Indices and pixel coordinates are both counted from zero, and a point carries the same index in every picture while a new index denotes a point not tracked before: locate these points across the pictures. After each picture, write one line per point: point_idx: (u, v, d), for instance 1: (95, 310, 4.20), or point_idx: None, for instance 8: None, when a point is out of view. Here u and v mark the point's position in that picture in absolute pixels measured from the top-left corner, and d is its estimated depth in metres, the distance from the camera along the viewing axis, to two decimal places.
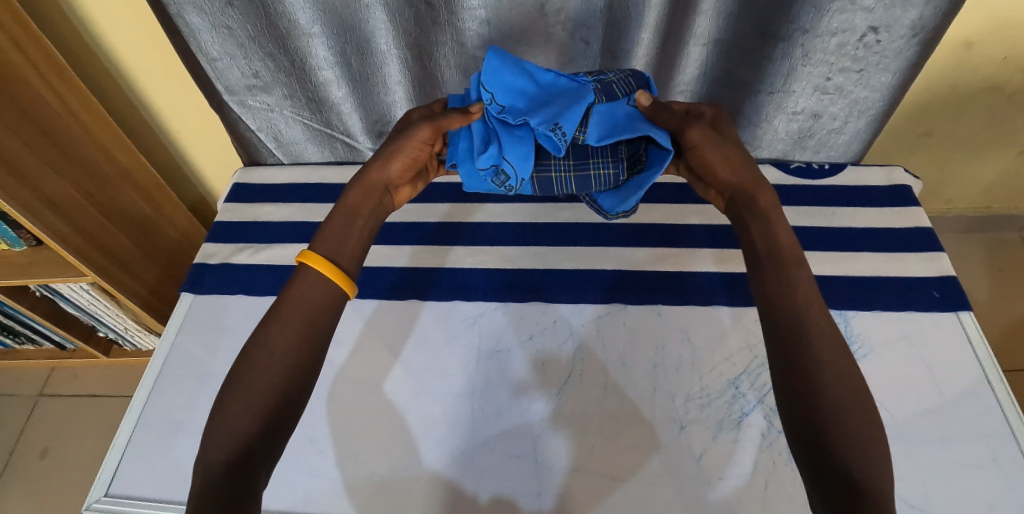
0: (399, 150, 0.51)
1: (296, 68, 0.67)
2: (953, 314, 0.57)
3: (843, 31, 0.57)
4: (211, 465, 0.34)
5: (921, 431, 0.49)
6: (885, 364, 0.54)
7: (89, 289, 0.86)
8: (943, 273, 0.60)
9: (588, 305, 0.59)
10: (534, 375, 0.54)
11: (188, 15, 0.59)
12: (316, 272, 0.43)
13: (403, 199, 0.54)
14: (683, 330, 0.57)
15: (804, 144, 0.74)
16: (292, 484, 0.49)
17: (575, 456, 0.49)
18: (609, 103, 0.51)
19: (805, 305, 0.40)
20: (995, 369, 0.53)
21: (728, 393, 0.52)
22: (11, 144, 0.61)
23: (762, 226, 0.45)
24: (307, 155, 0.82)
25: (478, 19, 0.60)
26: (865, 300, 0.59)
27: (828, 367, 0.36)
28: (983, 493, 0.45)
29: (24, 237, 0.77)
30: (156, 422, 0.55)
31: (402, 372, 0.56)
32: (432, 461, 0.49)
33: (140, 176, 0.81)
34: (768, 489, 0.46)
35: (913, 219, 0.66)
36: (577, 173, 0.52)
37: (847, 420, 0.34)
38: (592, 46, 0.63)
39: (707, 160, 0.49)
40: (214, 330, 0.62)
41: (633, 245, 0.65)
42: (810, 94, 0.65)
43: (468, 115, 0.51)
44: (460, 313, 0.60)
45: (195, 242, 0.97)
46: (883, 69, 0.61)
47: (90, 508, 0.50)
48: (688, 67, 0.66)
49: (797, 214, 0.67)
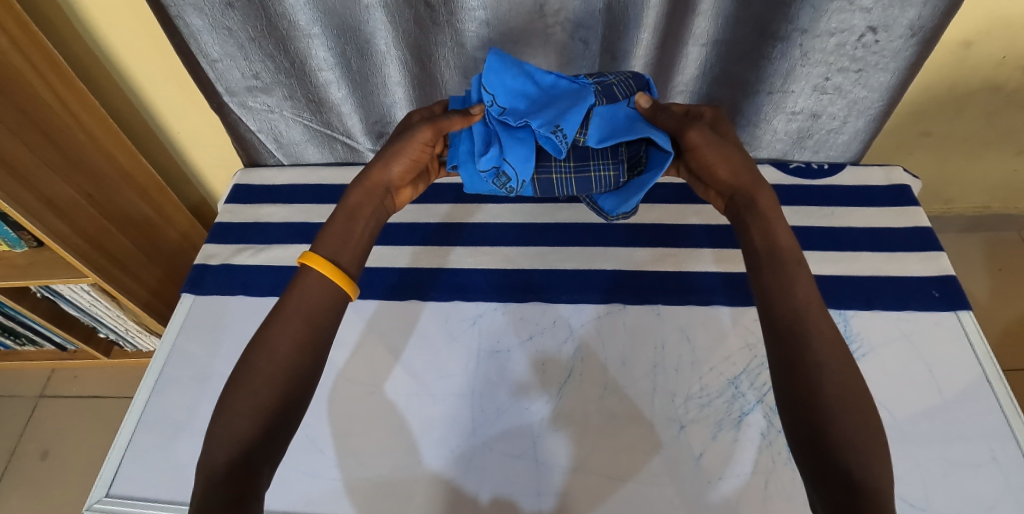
0: (400, 151, 0.51)
1: (297, 70, 0.67)
2: (952, 313, 0.57)
3: (842, 31, 0.57)
4: (213, 466, 0.35)
5: (921, 431, 0.49)
6: (885, 364, 0.54)
7: (90, 291, 0.86)
8: (942, 272, 0.60)
9: (588, 305, 0.59)
10: (534, 375, 0.54)
11: (189, 17, 0.59)
12: (317, 273, 0.44)
13: (403, 201, 0.54)
14: (683, 330, 0.57)
15: (803, 144, 0.74)
16: (292, 485, 0.49)
17: (575, 455, 0.49)
18: (609, 105, 0.51)
19: (804, 305, 0.40)
20: (995, 370, 0.53)
21: (728, 393, 0.52)
22: (11, 145, 0.61)
23: (762, 227, 0.45)
24: (307, 156, 0.82)
25: (478, 20, 0.60)
26: (865, 300, 0.59)
27: (828, 366, 0.37)
28: (982, 492, 0.45)
29: (25, 238, 0.77)
30: (156, 423, 0.55)
31: (403, 372, 0.56)
32: (433, 462, 0.49)
33: (140, 177, 0.81)
34: (768, 489, 0.46)
35: (912, 219, 0.66)
36: (578, 175, 0.52)
37: (847, 419, 0.34)
38: (591, 46, 0.63)
39: (706, 161, 0.50)
40: (214, 331, 0.62)
41: (633, 245, 0.65)
42: (809, 94, 0.65)
43: (469, 117, 0.51)
44: (460, 313, 0.60)
45: (195, 243, 0.97)
46: (882, 69, 0.61)
47: (90, 508, 0.50)
48: (687, 67, 0.66)
49: (797, 214, 0.68)
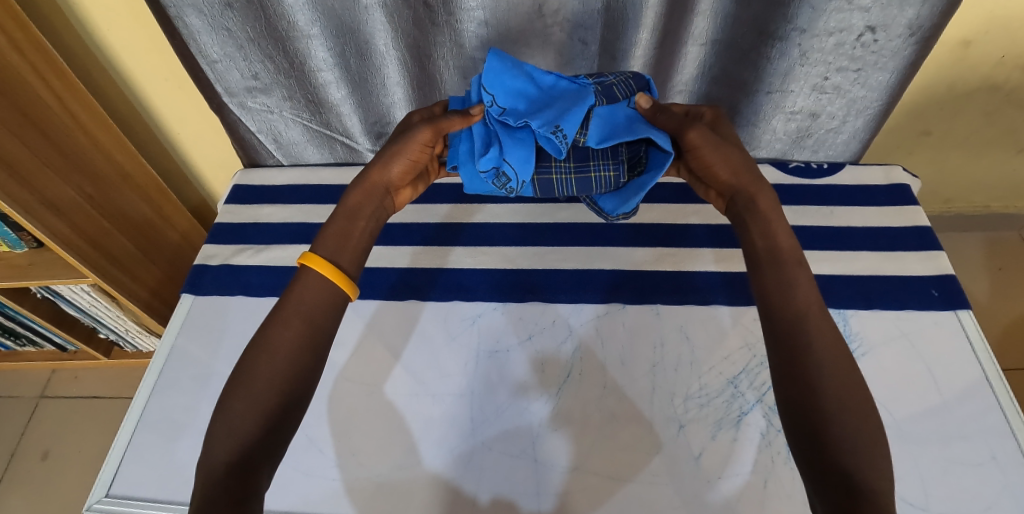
0: (400, 152, 0.51)
1: (296, 70, 0.67)
2: (952, 313, 0.57)
3: (840, 31, 0.57)
4: (213, 466, 0.35)
5: (921, 430, 0.49)
6: (884, 363, 0.54)
7: (90, 291, 0.87)
8: (942, 272, 0.60)
9: (587, 305, 0.59)
10: (534, 375, 0.54)
11: (188, 17, 0.59)
12: (317, 273, 0.44)
13: (403, 201, 0.55)
14: (682, 330, 0.57)
15: (803, 143, 0.74)
16: (292, 484, 0.49)
17: (575, 455, 0.49)
18: (609, 106, 0.51)
19: (804, 305, 0.40)
20: (995, 369, 0.53)
21: (727, 392, 0.52)
22: (11, 146, 0.61)
23: (762, 227, 0.45)
24: (307, 156, 0.82)
25: (477, 20, 0.60)
26: (864, 299, 0.59)
27: (827, 366, 0.37)
28: (982, 491, 0.45)
29: (25, 238, 0.77)
30: (156, 424, 0.55)
31: (403, 372, 0.56)
32: (433, 462, 0.49)
33: (140, 177, 0.81)
34: (767, 488, 0.46)
35: (912, 218, 0.66)
36: (578, 175, 0.52)
37: (846, 418, 0.34)
38: (590, 46, 0.63)
39: (706, 161, 0.50)
40: (215, 331, 0.62)
41: (632, 245, 0.65)
42: (808, 93, 0.65)
43: (468, 117, 0.51)
44: (459, 313, 0.60)
45: (195, 243, 0.97)
46: (880, 68, 0.61)
47: (90, 508, 0.50)
48: (686, 67, 0.66)
49: (796, 214, 0.68)
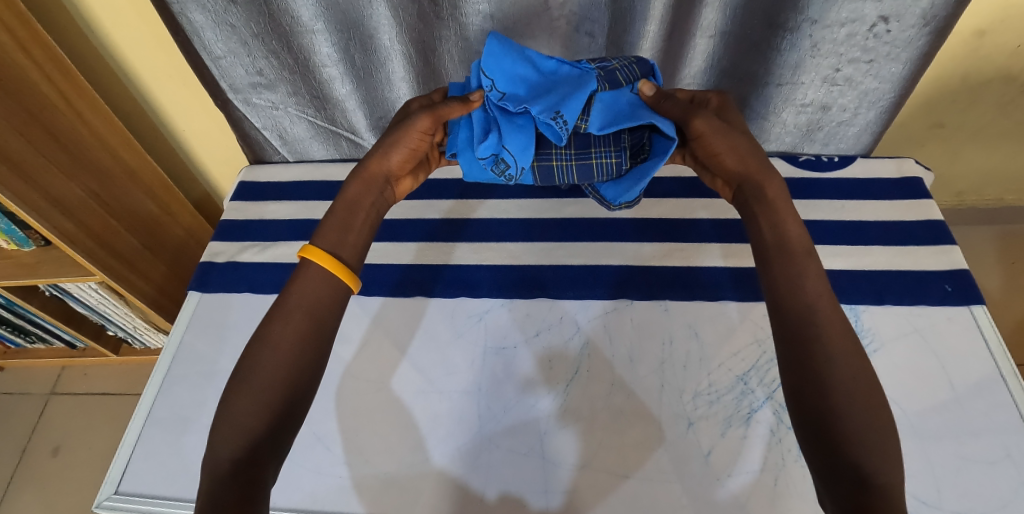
0: (399, 140, 0.51)
1: (299, 65, 0.66)
2: (965, 307, 0.56)
3: (853, 21, 0.56)
4: (218, 461, 0.35)
5: (934, 427, 0.48)
6: (896, 358, 0.53)
7: (98, 289, 0.87)
8: (955, 266, 0.59)
9: (594, 302, 0.59)
10: (540, 371, 0.54)
11: (191, 13, 0.59)
12: (316, 266, 0.43)
13: (403, 190, 0.54)
14: (690, 325, 0.56)
15: (813, 136, 0.72)
16: (299, 482, 0.49)
17: (583, 453, 0.48)
18: (612, 91, 0.50)
19: (813, 299, 0.39)
20: (1007, 361, 0.52)
21: (737, 389, 0.51)
22: (15, 143, 0.61)
23: (770, 217, 0.45)
24: (311, 152, 0.82)
25: (481, 14, 0.59)
26: (876, 294, 0.58)
27: (837, 360, 0.36)
28: (997, 490, 0.44)
29: (32, 237, 0.78)
30: (166, 419, 0.55)
31: (410, 368, 0.56)
32: (440, 458, 0.49)
33: (145, 174, 0.81)
34: (777, 487, 0.46)
35: (924, 211, 0.65)
36: (578, 162, 0.51)
37: (857, 414, 0.34)
38: (596, 39, 0.63)
39: (712, 149, 0.49)
40: (221, 329, 0.62)
41: (639, 241, 0.64)
42: (819, 85, 0.64)
43: (468, 103, 0.50)
44: (465, 310, 0.60)
45: (201, 241, 0.97)
46: (894, 60, 0.60)
47: (100, 506, 0.51)
48: (695, 59, 0.65)
49: (806, 208, 0.66)
